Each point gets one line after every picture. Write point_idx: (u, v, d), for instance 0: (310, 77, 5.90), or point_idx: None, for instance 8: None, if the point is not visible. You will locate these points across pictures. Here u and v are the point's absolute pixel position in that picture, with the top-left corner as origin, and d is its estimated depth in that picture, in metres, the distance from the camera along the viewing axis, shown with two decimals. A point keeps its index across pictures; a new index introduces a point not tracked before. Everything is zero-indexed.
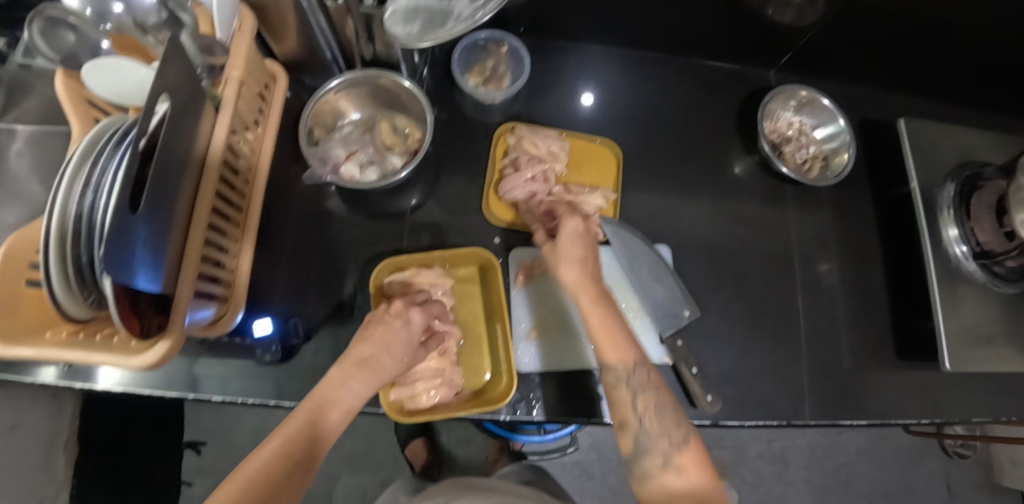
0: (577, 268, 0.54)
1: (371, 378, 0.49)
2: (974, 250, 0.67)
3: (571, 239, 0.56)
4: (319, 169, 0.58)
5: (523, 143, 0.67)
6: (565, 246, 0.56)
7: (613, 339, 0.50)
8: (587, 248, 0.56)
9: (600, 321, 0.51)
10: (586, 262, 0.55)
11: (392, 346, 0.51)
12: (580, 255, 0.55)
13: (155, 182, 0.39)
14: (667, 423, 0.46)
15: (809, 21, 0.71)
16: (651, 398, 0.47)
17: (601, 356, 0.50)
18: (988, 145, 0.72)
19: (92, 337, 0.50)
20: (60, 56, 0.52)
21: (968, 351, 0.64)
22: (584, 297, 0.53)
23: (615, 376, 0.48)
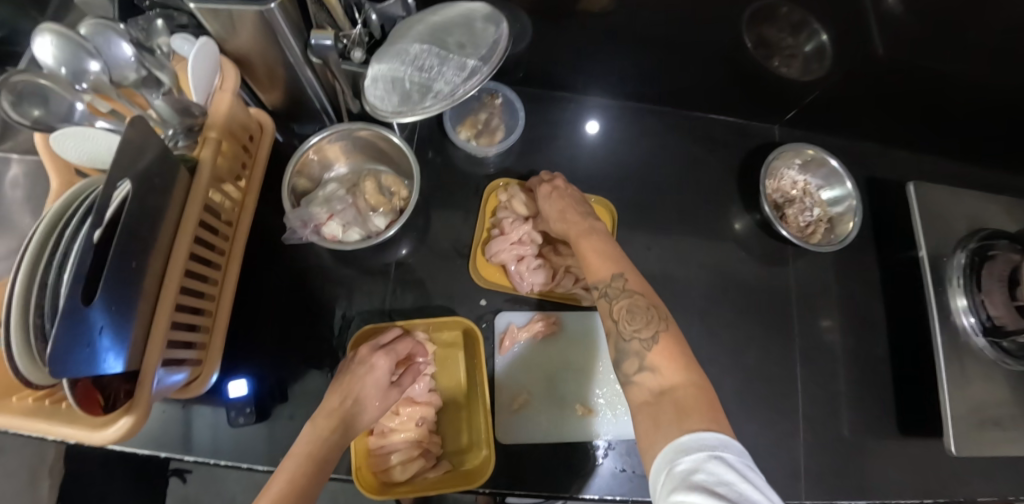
0: (563, 217, 0.58)
1: (345, 431, 0.49)
2: (984, 323, 0.63)
3: (553, 199, 0.60)
4: (300, 230, 0.56)
5: (510, 200, 0.65)
6: (547, 207, 0.60)
7: (602, 257, 0.52)
8: (569, 197, 0.60)
9: (585, 246, 0.54)
10: (569, 208, 0.59)
11: (363, 396, 0.51)
12: (560, 207, 0.59)
13: (113, 268, 0.38)
14: (638, 321, 0.47)
15: (814, 78, 0.69)
16: (629, 302, 0.48)
17: (590, 275, 0.52)
18: (1000, 211, 0.69)
19: (59, 404, 0.48)
20: (33, 121, 0.45)
21: (974, 434, 0.61)
22: (573, 228, 0.57)
23: (599, 291, 0.50)
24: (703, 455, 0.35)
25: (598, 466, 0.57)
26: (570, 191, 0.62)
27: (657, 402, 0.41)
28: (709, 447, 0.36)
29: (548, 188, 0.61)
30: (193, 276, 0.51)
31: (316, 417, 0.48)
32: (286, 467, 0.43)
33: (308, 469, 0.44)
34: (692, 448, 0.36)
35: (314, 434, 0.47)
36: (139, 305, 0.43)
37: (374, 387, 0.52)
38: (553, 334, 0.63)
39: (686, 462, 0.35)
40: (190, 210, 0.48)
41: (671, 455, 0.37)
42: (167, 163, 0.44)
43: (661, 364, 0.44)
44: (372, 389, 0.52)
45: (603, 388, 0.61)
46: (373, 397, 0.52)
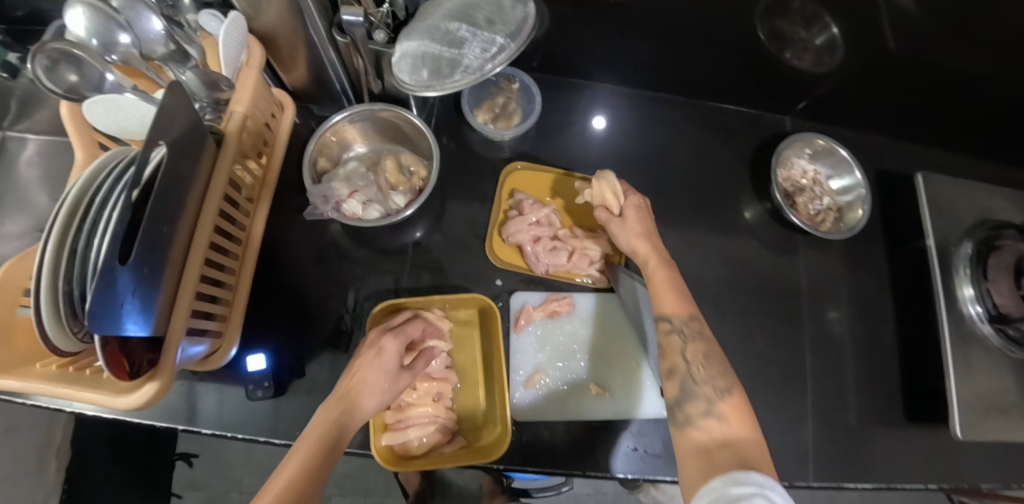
0: (647, 241, 0.57)
1: (357, 415, 0.48)
2: (990, 312, 0.65)
3: (637, 220, 0.58)
4: (322, 206, 0.57)
5: (596, 192, 0.60)
6: (628, 228, 0.57)
7: (678, 294, 0.53)
8: (643, 221, 0.58)
9: (661, 276, 0.54)
10: (650, 234, 0.57)
11: (377, 379, 0.50)
12: (644, 229, 0.57)
13: (147, 231, 0.38)
14: (713, 372, 0.48)
15: (826, 70, 0.70)
16: (704, 350, 0.49)
17: (660, 306, 0.52)
18: (1008, 203, 0.70)
19: (82, 371, 0.49)
20: (64, 90, 0.47)
21: (980, 420, 0.62)
22: (655, 256, 0.56)
23: (673, 326, 0.51)
24: (752, 489, 0.36)
25: (614, 445, 0.58)
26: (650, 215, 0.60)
27: (716, 450, 0.42)
28: (758, 485, 0.36)
29: (639, 204, 0.59)
30: (217, 249, 0.52)
31: (327, 402, 0.47)
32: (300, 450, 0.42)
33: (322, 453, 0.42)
34: (744, 480, 0.37)
35: (327, 418, 0.46)
36: (167, 273, 0.43)
37: (391, 369, 0.52)
38: (567, 314, 0.64)
39: (737, 492, 0.36)
40: (217, 182, 0.48)
41: (721, 483, 0.37)
42: (199, 135, 0.45)
43: (729, 414, 0.44)
44: (387, 372, 0.51)
45: (615, 370, 0.62)
46: (387, 382, 0.51)
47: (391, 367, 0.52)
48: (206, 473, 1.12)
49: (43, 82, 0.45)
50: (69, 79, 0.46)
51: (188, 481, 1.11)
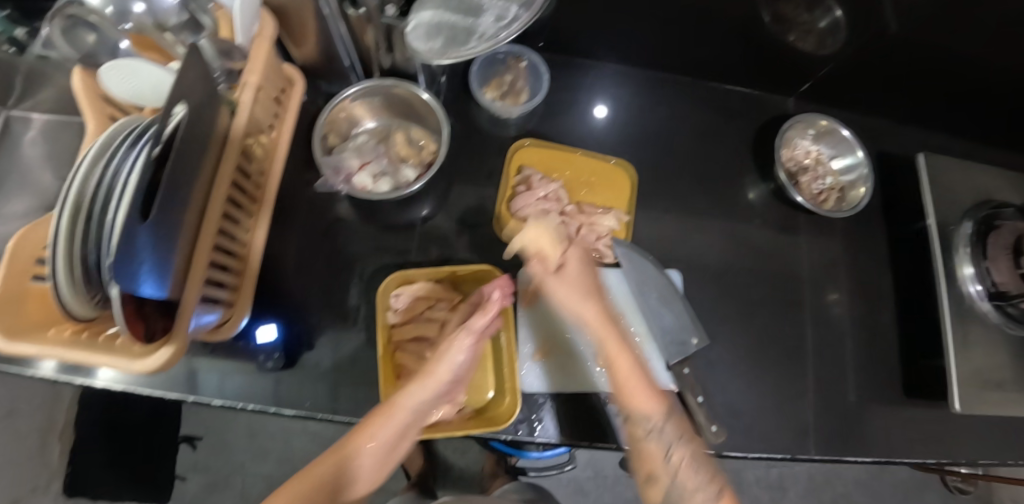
0: (592, 305, 0.56)
1: (427, 390, 0.53)
2: (989, 289, 0.65)
3: (578, 280, 0.57)
4: (333, 178, 0.60)
5: (534, 240, 0.59)
6: (568, 293, 0.57)
7: (643, 390, 0.52)
8: (587, 282, 0.57)
9: (619, 359, 0.53)
10: (595, 298, 0.56)
11: (375, 439, 0.52)
12: (586, 288, 0.57)
13: (167, 191, 0.39)
14: (701, 477, 0.47)
15: (830, 51, 0.70)
16: (683, 454, 0.49)
17: (631, 408, 0.51)
18: (1006, 184, 0.71)
19: (96, 337, 0.49)
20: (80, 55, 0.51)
21: (978, 394, 0.63)
22: (611, 336, 0.54)
23: (648, 428, 0.50)
24: None
25: (618, 418, 0.59)
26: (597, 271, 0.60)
27: None
28: None
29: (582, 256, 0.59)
30: (228, 221, 0.52)
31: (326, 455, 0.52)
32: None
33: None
34: None
35: (319, 475, 0.51)
36: (182, 238, 0.44)
37: (389, 425, 0.51)
38: None
39: None
40: (230, 149, 0.49)
41: None
42: (215, 102, 0.45)
43: None
44: (387, 427, 0.51)
45: None
46: (390, 435, 0.52)
47: (389, 421, 0.51)
48: (209, 456, 1.12)
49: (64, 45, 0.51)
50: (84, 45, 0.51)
51: (191, 465, 1.11)
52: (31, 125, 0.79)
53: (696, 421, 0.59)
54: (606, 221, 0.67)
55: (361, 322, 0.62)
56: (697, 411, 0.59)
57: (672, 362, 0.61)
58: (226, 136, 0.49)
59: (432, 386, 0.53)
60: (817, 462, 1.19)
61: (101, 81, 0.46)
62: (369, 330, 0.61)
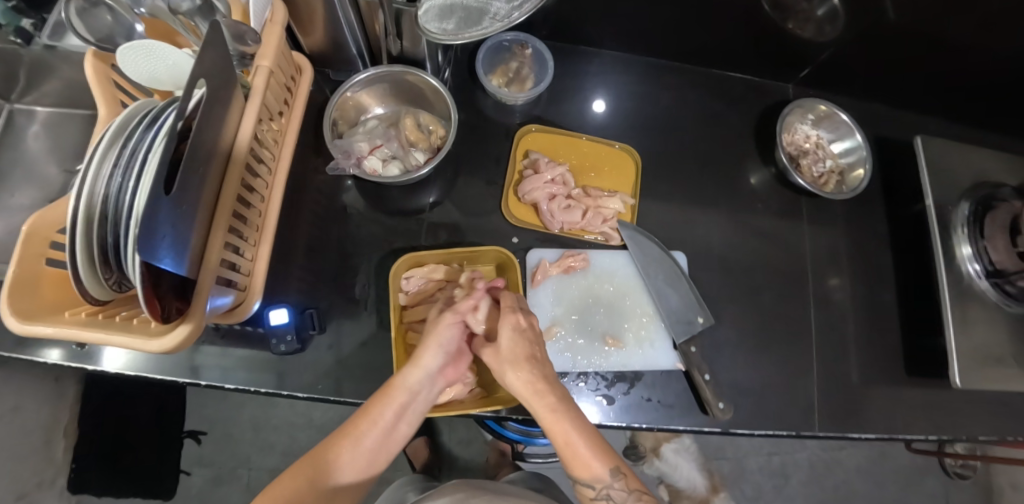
0: (528, 369, 0.52)
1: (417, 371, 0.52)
2: (987, 268, 0.67)
3: (513, 345, 0.54)
4: (344, 161, 0.61)
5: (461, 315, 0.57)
6: (508, 353, 0.54)
7: (584, 456, 0.48)
8: (529, 343, 0.55)
9: (555, 430, 0.49)
10: (534, 360, 0.53)
11: (374, 425, 0.51)
12: (524, 352, 0.54)
13: (186, 167, 0.40)
14: None
15: (829, 38, 0.71)
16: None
17: (580, 475, 0.49)
18: (1002, 166, 0.73)
19: (112, 318, 0.50)
20: (98, 39, 0.51)
21: (977, 369, 0.64)
22: (544, 402, 0.50)
23: (600, 492, 0.49)
24: None
25: (625, 396, 0.61)
26: (534, 328, 0.56)
27: None
28: None
29: (514, 321, 0.55)
30: (241, 205, 0.53)
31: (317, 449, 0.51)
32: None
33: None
34: None
35: (312, 467, 0.49)
36: (198, 218, 0.44)
37: (388, 408, 0.51)
38: (582, 269, 0.67)
39: None
40: (244, 132, 0.50)
41: None
42: (232, 83, 0.46)
43: None
44: (386, 411, 0.51)
45: (629, 322, 0.66)
46: (387, 419, 0.51)
47: (386, 406, 0.51)
48: (215, 450, 1.12)
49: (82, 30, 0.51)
50: (101, 26, 0.51)
51: (196, 459, 1.11)
52: (36, 119, 0.79)
53: (703, 398, 0.61)
54: (612, 203, 0.68)
55: (372, 306, 0.63)
56: (704, 387, 0.61)
57: (679, 341, 0.63)
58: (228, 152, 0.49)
59: (428, 363, 0.52)
60: (818, 449, 1.20)
61: (118, 62, 0.46)
62: (380, 313, 0.63)
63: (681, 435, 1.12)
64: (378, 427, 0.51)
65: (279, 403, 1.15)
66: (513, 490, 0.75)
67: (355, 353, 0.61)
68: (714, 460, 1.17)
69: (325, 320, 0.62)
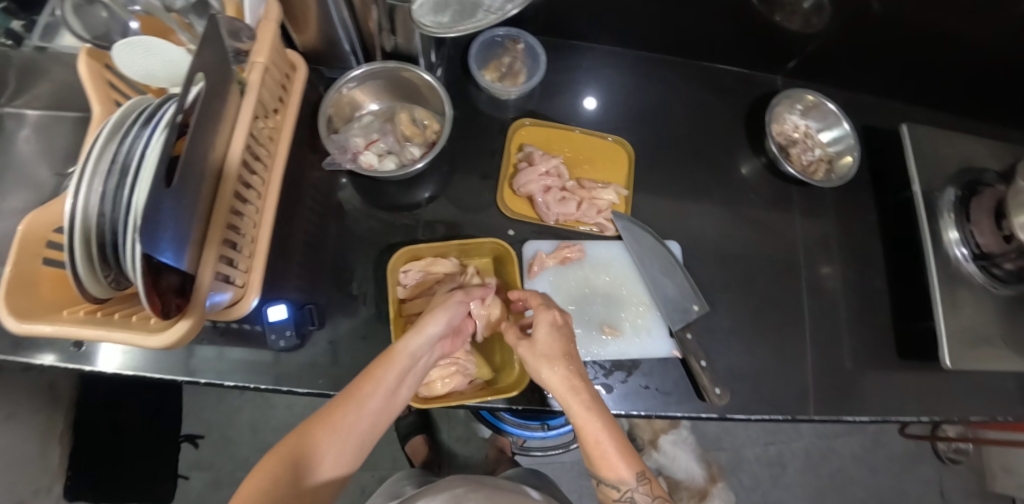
0: (565, 366, 0.53)
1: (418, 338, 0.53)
2: (974, 251, 0.69)
3: (551, 341, 0.54)
4: (340, 156, 0.62)
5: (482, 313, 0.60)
6: (546, 348, 0.54)
7: (613, 457, 0.50)
8: (565, 340, 0.55)
9: (590, 429, 0.50)
10: (570, 359, 0.54)
11: (378, 388, 0.50)
12: (561, 350, 0.54)
13: (185, 161, 0.40)
14: None
15: (817, 29, 0.72)
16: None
17: (605, 475, 0.51)
18: (987, 152, 0.74)
19: (111, 316, 0.50)
20: (93, 36, 0.53)
21: (967, 351, 0.66)
22: (582, 399, 0.51)
23: (623, 493, 0.50)
24: None
25: (625, 386, 0.62)
26: (567, 326, 0.57)
27: None
28: None
29: (552, 320, 0.55)
30: (238, 202, 0.53)
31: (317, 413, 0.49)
32: (267, 469, 0.44)
33: (285, 476, 0.44)
34: None
35: (316, 431, 0.47)
36: (198, 212, 0.44)
37: (391, 371, 0.51)
38: (578, 260, 0.68)
39: None
40: (241, 127, 0.50)
41: None
42: (228, 80, 0.46)
43: None
44: (391, 373, 0.50)
45: (626, 312, 0.67)
46: (391, 382, 0.51)
47: (390, 369, 0.50)
48: (213, 453, 1.12)
49: (80, 27, 0.52)
50: (98, 24, 0.53)
51: (194, 462, 1.12)
52: (26, 122, 0.78)
53: (701, 384, 0.62)
54: (606, 195, 0.69)
55: (371, 301, 0.63)
56: (701, 374, 0.62)
57: (675, 328, 0.64)
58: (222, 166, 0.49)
59: (430, 331, 0.53)
60: (813, 437, 1.21)
61: (114, 59, 0.46)
62: (379, 308, 0.63)
63: (678, 427, 1.13)
64: (382, 390, 0.50)
65: (277, 404, 1.15)
66: (506, 484, 0.75)
67: (355, 348, 0.61)
68: (711, 451, 1.18)
69: (324, 316, 0.62)
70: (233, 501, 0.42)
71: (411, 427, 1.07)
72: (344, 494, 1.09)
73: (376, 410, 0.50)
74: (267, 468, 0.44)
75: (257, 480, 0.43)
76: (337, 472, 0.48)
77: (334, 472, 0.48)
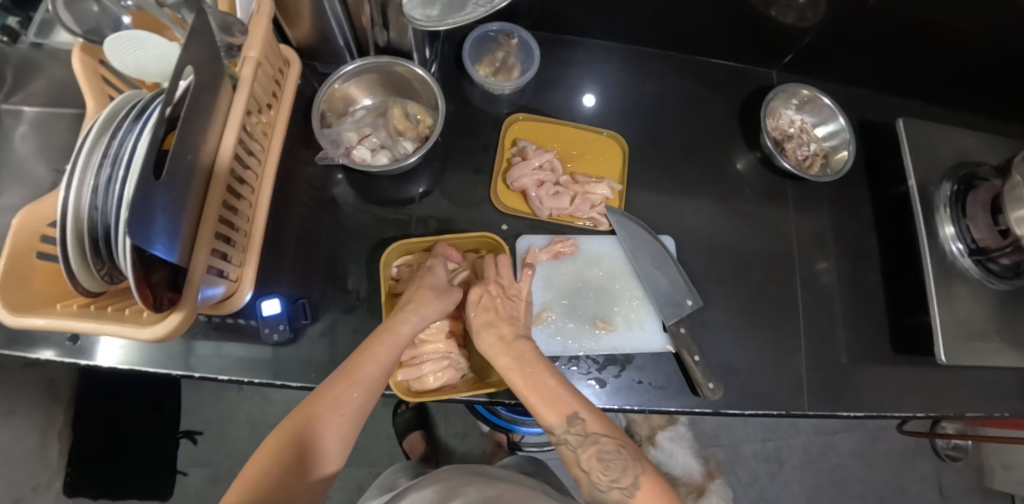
0: (490, 330, 0.57)
1: (419, 317, 0.56)
2: (970, 247, 0.68)
3: (477, 309, 0.58)
4: (332, 151, 0.63)
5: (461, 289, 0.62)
6: (475, 316, 0.58)
7: (546, 398, 0.51)
8: (494, 308, 0.59)
9: (524, 384, 0.52)
10: (499, 322, 0.58)
11: (374, 362, 0.51)
12: (487, 318, 0.57)
13: (176, 151, 0.40)
14: (614, 470, 0.48)
15: (811, 23, 0.72)
16: (598, 446, 0.48)
17: (541, 418, 0.51)
18: (983, 145, 0.74)
19: (104, 309, 0.50)
20: (84, 31, 0.52)
21: (962, 346, 0.65)
22: (503, 361, 0.54)
23: (559, 437, 0.50)
24: None
25: (619, 380, 0.63)
26: (512, 289, 0.61)
27: None
28: None
29: (479, 292, 0.58)
30: (231, 196, 0.52)
31: (313, 394, 0.48)
32: (264, 451, 0.44)
33: (289, 459, 0.44)
34: None
35: (316, 410, 0.46)
36: (188, 205, 0.44)
37: (387, 348, 0.52)
38: (571, 255, 0.69)
39: None
40: (234, 117, 0.50)
41: None
42: (220, 74, 0.46)
43: None
44: (387, 350, 0.52)
45: (618, 306, 0.67)
46: (386, 357, 0.52)
47: (388, 346, 0.52)
48: (212, 450, 1.12)
49: (71, 22, 0.52)
50: (88, 18, 0.52)
51: (193, 459, 1.12)
52: (23, 119, 0.73)
53: (694, 378, 0.62)
54: (600, 189, 0.69)
55: (364, 296, 0.64)
56: (694, 368, 0.62)
57: (668, 323, 0.64)
58: (213, 162, 0.48)
59: (425, 311, 0.56)
60: (812, 434, 1.21)
61: (105, 51, 0.47)
62: (371, 303, 0.63)
63: (675, 423, 1.14)
64: (379, 366, 0.51)
65: (275, 400, 1.16)
66: (506, 474, 0.75)
67: (349, 341, 0.62)
68: (708, 447, 1.18)
69: (317, 310, 0.62)
70: (238, 481, 0.43)
71: (408, 424, 1.07)
72: (343, 490, 1.10)
73: (377, 387, 0.50)
74: (268, 454, 0.44)
75: (254, 464, 0.43)
76: (345, 447, 0.49)
77: (331, 457, 0.47)
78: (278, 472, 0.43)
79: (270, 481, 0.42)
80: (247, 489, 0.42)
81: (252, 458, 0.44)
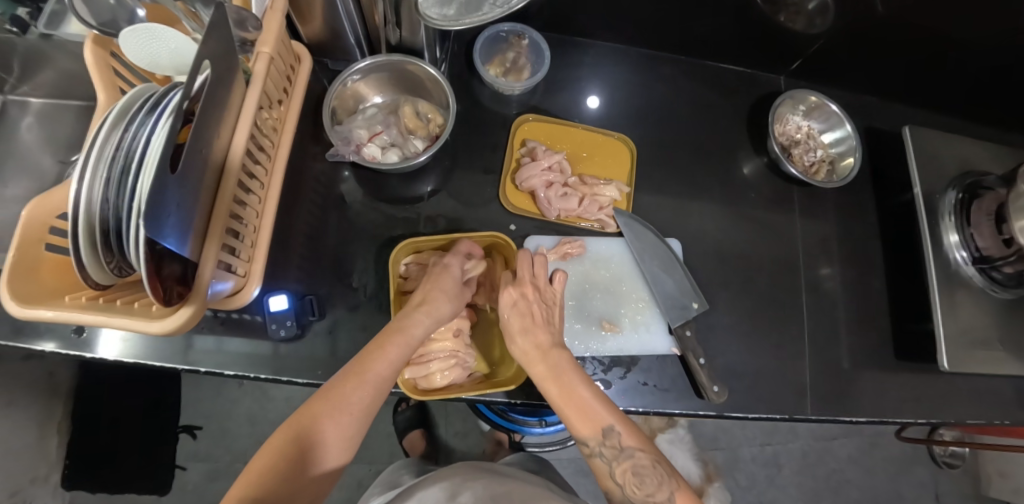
0: (527, 336, 0.55)
1: (430, 318, 0.56)
2: (974, 255, 0.68)
3: (514, 312, 0.56)
4: (343, 148, 0.63)
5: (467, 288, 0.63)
6: (509, 320, 0.56)
7: (581, 411, 0.51)
8: (532, 313, 0.56)
9: (561, 395, 0.52)
10: (536, 327, 0.56)
11: (384, 362, 0.50)
12: (523, 325, 0.55)
13: (191, 146, 0.40)
14: (649, 485, 0.48)
15: (820, 30, 0.72)
16: (633, 460, 0.49)
17: (575, 430, 0.51)
18: (988, 155, 0.75)
19: (113, 302, 0.49)
20: (99, 22, 0.52)
21: (964, 353, 0.66)
22: (538, 368, 0.54)
23: (592, 449, 0.51)
24: None
25: (623, 382, 0.63)
26: (547, 293, 0.60)
27: None
28: None
29: (514, 295, 0.56)
30: (242, 191, 0.52)
31: (320, 393, 0.47)
32: (270, 449, 0.44)
33: (294, 457, 0.44)
34: None
35: (324, 408, 0.46)
36: (200, 200, 0.44)
37: (398, 348, 0.52)
38: (579, 255, 0.69)
39: None
40: (247, 113, 0.50)
41: None
42: (235, 68, 0.46)
43: None
44: (398, 350, 0.52)
45: (625, 308, 0.68)
46: (397, 357, 0.51)
47: (398, 345, 0.52)
48: (210, 445, 1.12)
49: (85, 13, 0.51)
50: (102, 10, 0.52)
51: (192, 454, 1.11)
52: (29, 110, 0.74)
53: (699, 381, 0.62)
54: (608, 191, 0.70)
55: (372, 293, 0.64)
56: (699, 371, 0.62)
57: (674, 325, 0.64)
58: (224, 156, 0.48)
59: (437, 311, 0.56)
60: (810, 439, 1.22)
61: (120, 43, 0.46)
62: (379, 301, 0.64)
63: (675, 426, 1.14)
64: (390, 366, 0.50)
65: (275, 396, 1.15)
66: (510, 471, 0.75)
67: (356, 338, 0.62)
68: (708, 451, 1.19)
69: (325, 307, 0.62)
70: (242, 478, 0.43)
71: (408, 422, 1.07)
72: (342, 488, 1.10)
73: (386, 388, 0.50)
74: (272, 452, 0.43)
75: (261, 460, 0.43)
76: (350, 443, 0.48)
77: (335, 453, 0.47)
78: (285, 468, 0.43)
79: (275, 479, 0.42)
80: (251, 486, 0.41)
81: (258, 455, 0.43)
